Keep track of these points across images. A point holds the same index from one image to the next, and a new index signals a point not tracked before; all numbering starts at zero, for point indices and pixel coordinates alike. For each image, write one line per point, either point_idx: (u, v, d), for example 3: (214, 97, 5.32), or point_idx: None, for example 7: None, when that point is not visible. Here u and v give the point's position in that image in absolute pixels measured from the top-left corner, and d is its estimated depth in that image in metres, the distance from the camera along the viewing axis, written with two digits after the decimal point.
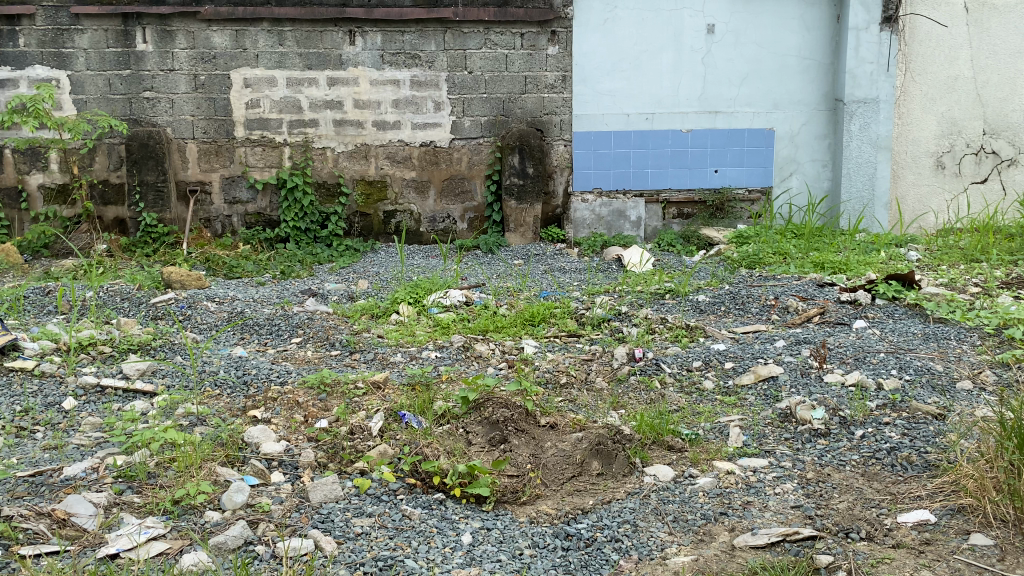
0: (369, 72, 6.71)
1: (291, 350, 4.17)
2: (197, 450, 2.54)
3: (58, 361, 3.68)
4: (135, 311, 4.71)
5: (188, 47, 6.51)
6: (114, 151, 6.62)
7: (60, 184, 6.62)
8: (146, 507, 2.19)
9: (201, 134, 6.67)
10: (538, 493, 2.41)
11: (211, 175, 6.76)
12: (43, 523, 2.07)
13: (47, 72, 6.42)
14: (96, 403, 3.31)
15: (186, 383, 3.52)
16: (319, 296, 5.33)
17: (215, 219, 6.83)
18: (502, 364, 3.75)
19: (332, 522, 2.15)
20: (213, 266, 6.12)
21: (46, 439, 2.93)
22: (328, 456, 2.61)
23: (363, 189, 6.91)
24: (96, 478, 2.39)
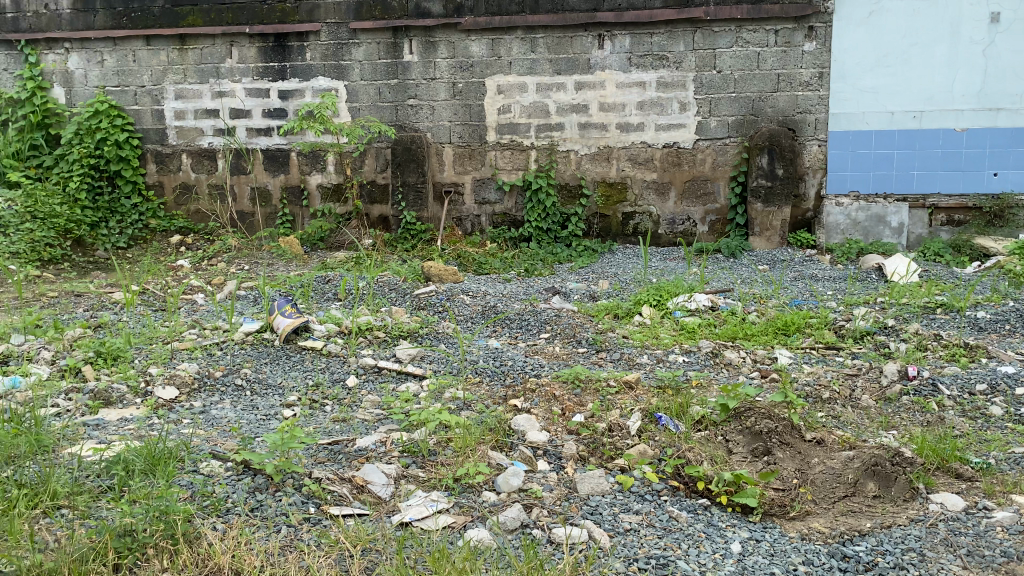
0: (617, 75, 6.78)
1: (540, 344, 4.32)
2: (471, 433, 2.70)
3: (341, 343, 4.09)
4: (402, 302, 5.10)
5: (449, 56, 6.95)
6: (381, 154, 7.22)
7: (335, 184, 7.31)
8: (431, 482, 2.38)
9: (456, 138, 7.09)
10: (808, 509, 2.32)
11: (464, 177, 7.16)
12: (346, 487, 2.31)
13: (328, 83, 7.13)
14: (374, 382, 3.65)
15: (451, 369, 3.77)
16: (563, 294, 5.47)
17: (466, 218, 7.23)
18: (755, 373, 3.64)
19: (601, 514, 2.21)
20: (464, 262, 6.49)
21: (335, 411, 3.26)
22: (589, 450, 2.67)
23: (604, 190, 6.99)
24: (385, 450, 2.63)
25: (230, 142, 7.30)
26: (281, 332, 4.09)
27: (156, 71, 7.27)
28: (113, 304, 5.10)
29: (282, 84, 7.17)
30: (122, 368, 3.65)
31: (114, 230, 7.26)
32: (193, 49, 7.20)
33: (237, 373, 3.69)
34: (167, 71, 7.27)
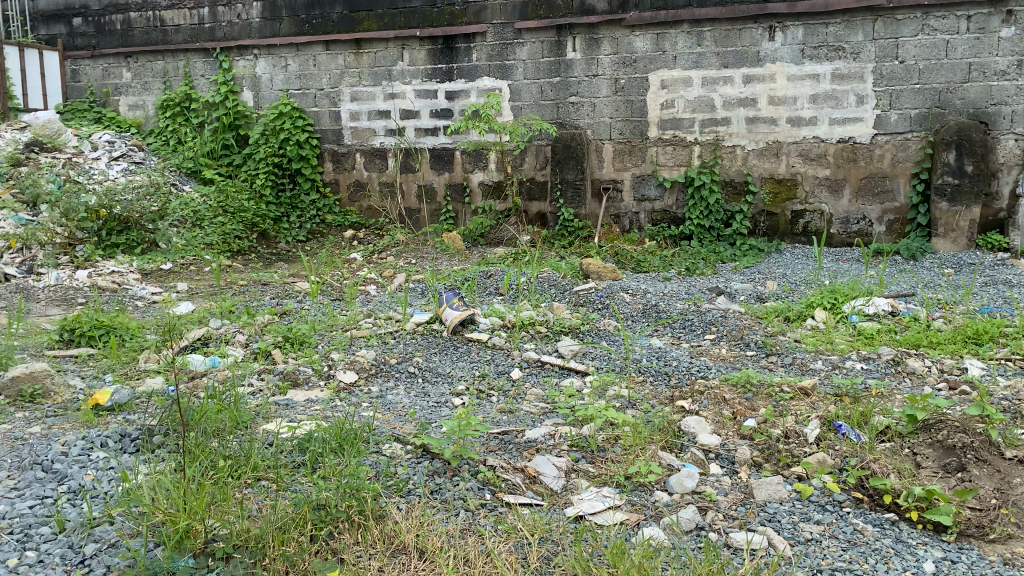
0: (788, 68, 6.52)
1: (705, 345, 4.23)
2: (640, 431, 2.69)
3: (505, 336, 4.18)
4: (563, 298, 5.13)
5: (612, 53, 6.92)
6: (541, 152, 7.28)
7: (496, 181, 7.45)
8: (601, 477, 2.39)
9: (617, 135, 7.04)
10: (1010, 533, 2.14)
11: (623, 174, 7.10)
12: (519, 476, 2.37)
13: (493, 82, 7.28)
14: (538, 375, 3.70)
15: (614, 366, 3.76)
16: (727, 294, 5.32)
17: (624, 216, 7.16)
18: (942, 384, 3.40)
19: (780, 522, 2.15)
20: (623, 259, 6.45)
21: (501, 402, 3.33)
22: (764, 456, 2.59)
23: (771, 188, 6.74)
24: (554, 443, 2.66)
25: (400, 141, 7.62)
26: (449, 324, 4.24)
27: (334, 74, 7.69)
28: (295, 293, 5.46)
29: (450, 85, 7.41)
30: (306, 353, 3.90)
31: (295, 224, 7.69)
32: (367, 53, 7.57)
33: (409, 361, 3.86)
34: (343, 74, 7.68)
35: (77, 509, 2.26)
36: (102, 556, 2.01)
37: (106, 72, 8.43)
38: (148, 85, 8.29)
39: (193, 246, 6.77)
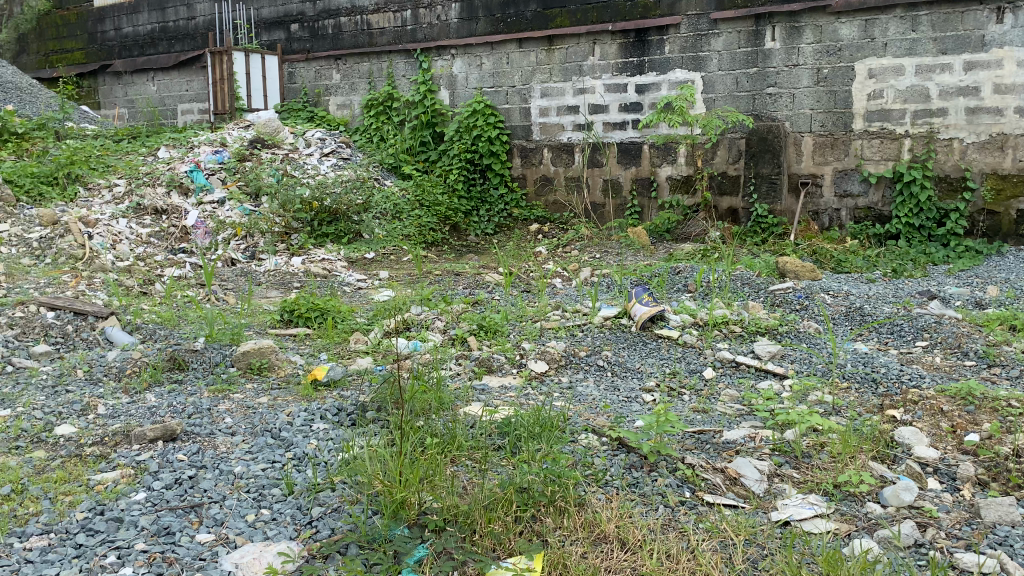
0: (1018, 52, 5.95)
1: (916, 353, 3.94)
2: (848, 439, 2.55)
3: (698, 334, 4.11)
4: (757, 297, 4.94)
5: (815, 41, 6.59)
6: (734, 145, 7.02)
7: (685, 176, 7.27)
8: (807, 484, 2.31)
9: (818, 127, 6.69)
10: None
11: (824, 168, 6.73)
12: (719, 476, 2.34)
13: (685, 75, 7.13)
14: (732, 376, 3.59)
15: (815, 371, 3.59)
16: (941, 299, 4.92)
17: (824, 212, 6.80)
18: None
19: (1012, 546, 1.98)
20: (821, 259, 6.14)
21: (694, 400, 3.26)
22: (991, 474, 2.39)
23: (994, 184, 6.18)
24: (755, 446, 2.58)
25: (588, 136, 7.65)
26: (638, 320, 4.21)
27: (526, 71, 7.86)
28: (486, 284, 5.64)
29: (640, 78, 7.33)
30: (500, 341, 4.03)
31: (483, 218, 7.95)
32: (560, 49, 7.66)
33: (599, 355, 3.88)
34: (535, 71, 7.82)
35: (303, 475, 2.48)
36: (327, 519, 2.18)
37: (318, 74, 9.08)
38: (354, 86, 8.85)
39: (393, 238, 7.15)
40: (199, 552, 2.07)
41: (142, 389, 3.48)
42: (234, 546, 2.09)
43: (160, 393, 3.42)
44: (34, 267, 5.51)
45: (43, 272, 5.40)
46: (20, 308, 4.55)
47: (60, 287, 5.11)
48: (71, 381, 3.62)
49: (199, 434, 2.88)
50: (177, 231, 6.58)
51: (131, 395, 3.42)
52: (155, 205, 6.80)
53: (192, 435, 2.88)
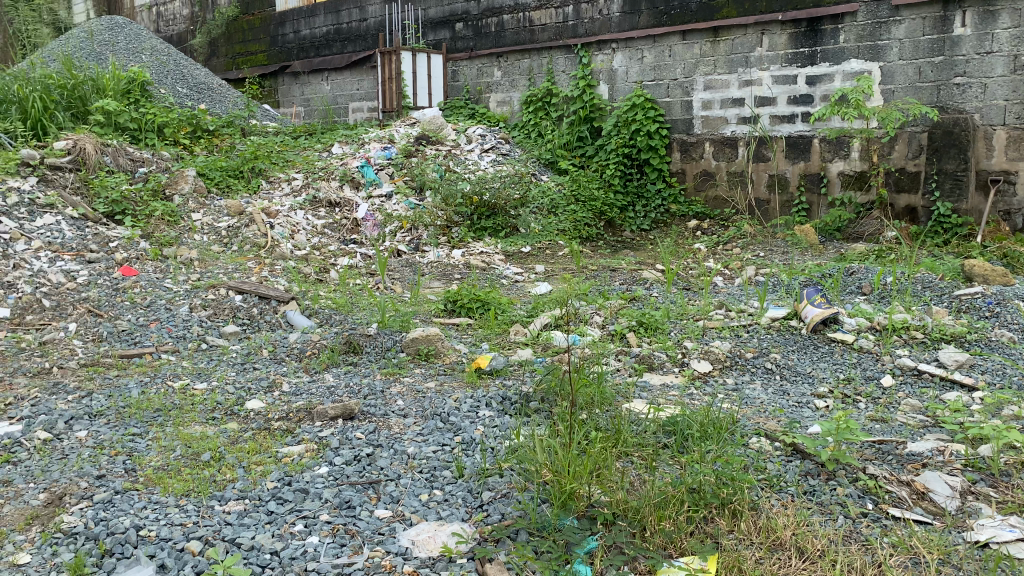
0: None
1: None
2: None
3: (875, 339, 3.89)
4: (941, 302, 4.60)
5: (1012, 26, 6.05)
6: (915, 139, 6.56)
7: (859, 171, 6.87)
8: (1007, 506, 2.13)
9: (1013, 119, 6.13)
10: None
11: (1019, 164, 6.17)
12: (905, 490, 2.21)
13: (862, 65, 6.74)
14: (913, 386, 3.37)
15: (1010, 383, 3.30)
16: None
17: (1017, 212, 6.24)
18: None
19: None
20: (1013, 262, 5.65)
21: (872, 409, 3.08)
22: None
23: None
24: (944, 460, 2.41)
25: (753, 130, 7.39)
26: (809, 322, 4.04)
27: (689, 64, 7.69)
28: (645, 280, 5.59)
29: (812, 69, 6.99)
30: (661, 339, 3.97)
31: (639, 213, 7.86)
32: (725, 40, 7.44)
33: (767, 357, 3.74)
34: (698, 63, 7.64)
35: (472, 459, 2.55)
36: (497, 504, 2.24)
37: (481, 71, 9.29)
38: (515, 82, 8.98)
39: (549, 232, 7.21)
40: (378, 526, 2.18)
41: (321, 368, 3.71)
42: (410, 523, 2.19)
43: (337, 373, 3.64)
44: (224, 253, 5.97)
45: (230, 258, 5.84)
46: (213, 290, 4.95)
47: (246, 272, 5.52)
48: (259, 359, 3.91)
49: (374, 415, 3.03)
50: (348, 223, 6.91)
51: (311, 373, 3.66)
52: (329, 198, 7.18)
53: (367, 415, 3.04)
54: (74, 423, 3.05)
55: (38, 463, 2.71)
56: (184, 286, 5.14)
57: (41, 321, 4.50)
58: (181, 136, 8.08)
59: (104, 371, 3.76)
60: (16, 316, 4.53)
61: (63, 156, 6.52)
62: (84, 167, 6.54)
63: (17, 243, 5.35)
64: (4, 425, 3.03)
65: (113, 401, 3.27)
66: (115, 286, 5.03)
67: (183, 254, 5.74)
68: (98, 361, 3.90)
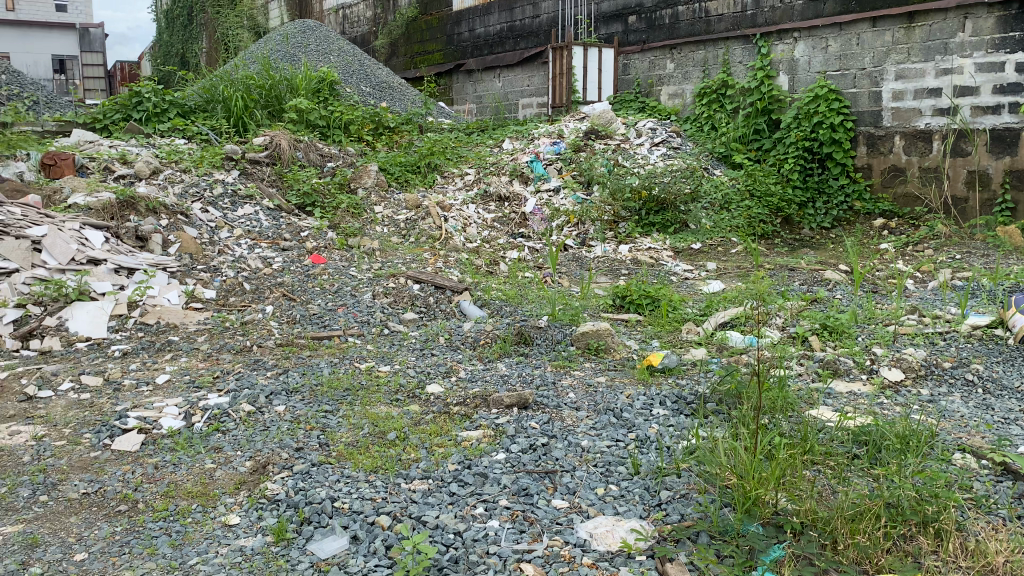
0: None
1: None
2: None
3: None
4: None
5: None
6: None
7: None
8: None
9: None
10: None
11: None
12: None
13: None
14: None
15: None
16: None
17: None
18: None
19: None
20: None
21: None
22: None
23: None
24: None
25: (952, 122, 6.82)
26: (1018, 332, 3.69)
27: (879, 52, 7.22)
28: (826, 281, 5.31)
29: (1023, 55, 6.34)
30: (847, 343, 3.76)
31: (820, 210, 7.47)
32: (921, 27, 6.92)
33: (968, 368, 3.46)
34: (890, 51, 7.15)
35: (648, 456, 2.53)
36: (676, 503, 2.21)
37: (652, 64, 9.15)
38: (688, 74, 8.78)
39: (721, 229, 7.01)
40: (556, 516, 2.21)
41: (495, 358, 3.80)
42: (587, 515, 2.20)
43: (510, 363, 3.71)
44: (401, 244, 6.24)
45: (408, 249, 6.09)
46: (392, 279, 5.19)
47: (422, 262, 5.75)
48: (435, 346, 4.07)
49: (548, 406, 3.07)
50: (517, 217, 7.03)
51: (485, 362, 3.76)
52: (500, 192, 7.32)
53: (541, 406, 3.08)
54: (273, 397, 3.29)
55: (244, 433, 2.95)
56: (367, 274, 5.42)
57: (242, 303, 4.89)
58: (364, 132, 8.51)
59: (297, 352, 4.03)
60: (221, 298, 4.95)
61: (261, 151, 7.05)
62: (279, 161, 7.04)
63: (222, 231, 5.84)
64: (213, 396, 3.32)
65: (306, 379, 3.50)
66: (305, 273, 5.39)
67: (365, 244, 6.05)
68: (292, 341, 4.20)
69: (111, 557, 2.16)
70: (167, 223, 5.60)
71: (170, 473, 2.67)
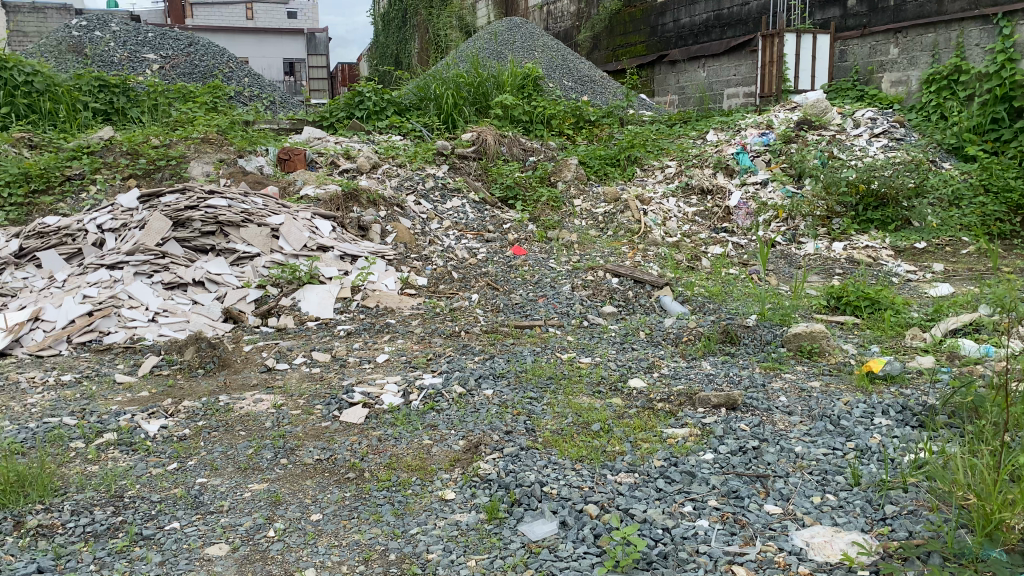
0: None
1: None
2: None
3: None
4: None
5: None
6: None
7: None
8: None
9: None
10: None
11: None
12: None
13: None
14: None
15: None
16: None
17: None
18: None
19: None
20: None
21: None
22: None
23: None
24: None
25: None
26: None
27: None
28: None
29: None
30: None
31: None
32: None
33: None
34: None
35: (870, 468, 2.39)
36: (903, 520, 2.07)
37: (873, 50, 8.58)
38: (914, 60, 8.13)
39: (950, 227, 6.41)
40: (768, 521, 2.15)
41: (698, 356, 3.74)
42: (802, 523, 2.12)
43: (714, 361, 3.64)
44: (601, 237, 6.27)
45: (607, 242, 6.11)
46: (592, 272, 5.23)
47: (621, 256, 5.74)
48: (636, 340, 4.07)
49: (758, 408, 2.98)
50: (720, 211, 6.83)
51: (688, 359, 3.70)
52: (702, 185, 7.17)
53: (750, 407, 2.99)
54: (482, 381, 3.43)
55: (456, 413, 3.11)
56: (566, 267, 5.50)
57: (451, 290, 5.13)
58: (566, 126, 8.61)
59: (502, 339, 4.18)
60: (432, 285, 5.22)
61: (469, 147, 7.33)
62: (485, 156, 7.28)
63: (432, 222, 6.16)
64: (428, 377, 3.52)
65: (512, 365, 3.62)
66: (508, 264, 5.56)
67: (565, 237, 6.14)
68: (497, 329, 4.35)
69: (342, 520, 2.36)
70: (385, 214, 5.99)
71: (392, 446, 2.86)
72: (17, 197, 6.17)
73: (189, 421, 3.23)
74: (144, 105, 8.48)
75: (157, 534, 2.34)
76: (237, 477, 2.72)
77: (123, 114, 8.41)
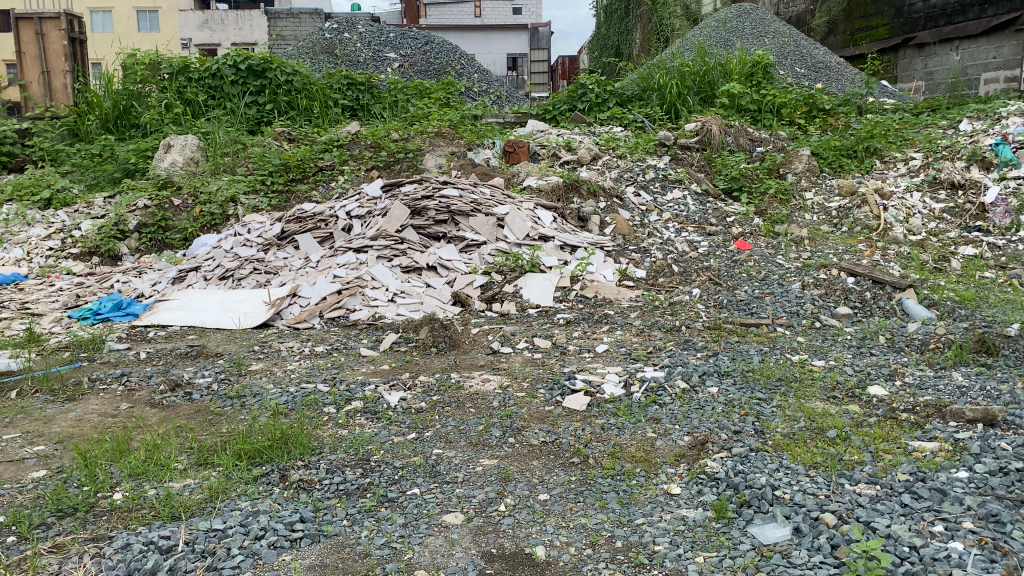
0: None
1: None
2: None
3: None
4: None
5: None
6: None
7: None
8: None
9: None
10: None
11: None
12: None
13: None
14: None
15: None
16: None
17: None
18: None
19: None
20: None
21: None
22: None
23: None
24: None
25: None
26: None
27: None
28: None
29: None
30: None
31: None
32: None
33: None
34: None
35: None
36: None
37: None
38: None
39: None
40: None
41: (948, 365, 3.44)
42: None
43: (967, 373, 3.32)
44: (833, 233, 5.93)
45: (841, 239, 5.76)
46: (824, 270, 4.96)
47: (856, 254, 5.40)
48: (875, 345, 3.82)
49: (1021, 427, 2.69)
50: (973, 208, 6.15)
51: (936, 368, 3.42)
52: (952, 178, 6.51)
53: (1013, 426, 2.71)
54: (706, 377, 3.37)
55: (680, 408, 3.08)
56: (795, 264, 5.25)
57: (670, 284, 5.07)
58: (797, 115, 8.18)
59: (725, 336, 4.08)
60: (651, 278, 5.19)
61: (692, 137, 7.18)
62: (709, 147, 7.11)
63: (651, 214, 6.11)
64: (649, 369, 3.51)
65: (738, 364, 3.53)
66: (732, 259, 5.41)
67: (794, 231, 5.86)
68: (720, 325, 4.25)
69: (569, 503, 2.42)
70: (605, 205, 6.03)
71: (616, 436, 2.89)
72: (278, 185, 6.88)
73: (425, 395, 3.45)
74: (385, 101, 9.12)
75: (400, 497, 2.54)
76: (469, 452, 2.87)
77: (367, 110, 9.09)
